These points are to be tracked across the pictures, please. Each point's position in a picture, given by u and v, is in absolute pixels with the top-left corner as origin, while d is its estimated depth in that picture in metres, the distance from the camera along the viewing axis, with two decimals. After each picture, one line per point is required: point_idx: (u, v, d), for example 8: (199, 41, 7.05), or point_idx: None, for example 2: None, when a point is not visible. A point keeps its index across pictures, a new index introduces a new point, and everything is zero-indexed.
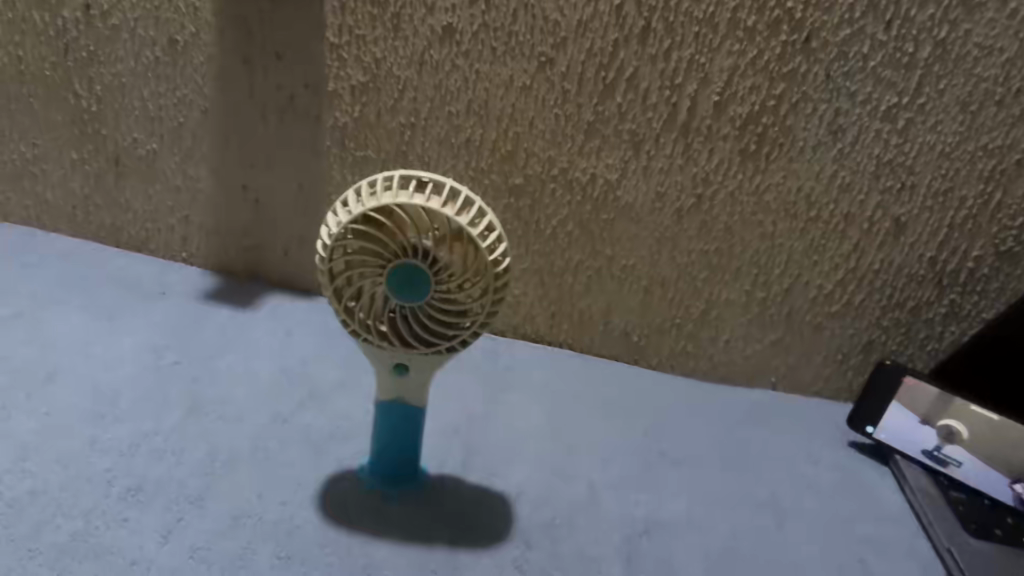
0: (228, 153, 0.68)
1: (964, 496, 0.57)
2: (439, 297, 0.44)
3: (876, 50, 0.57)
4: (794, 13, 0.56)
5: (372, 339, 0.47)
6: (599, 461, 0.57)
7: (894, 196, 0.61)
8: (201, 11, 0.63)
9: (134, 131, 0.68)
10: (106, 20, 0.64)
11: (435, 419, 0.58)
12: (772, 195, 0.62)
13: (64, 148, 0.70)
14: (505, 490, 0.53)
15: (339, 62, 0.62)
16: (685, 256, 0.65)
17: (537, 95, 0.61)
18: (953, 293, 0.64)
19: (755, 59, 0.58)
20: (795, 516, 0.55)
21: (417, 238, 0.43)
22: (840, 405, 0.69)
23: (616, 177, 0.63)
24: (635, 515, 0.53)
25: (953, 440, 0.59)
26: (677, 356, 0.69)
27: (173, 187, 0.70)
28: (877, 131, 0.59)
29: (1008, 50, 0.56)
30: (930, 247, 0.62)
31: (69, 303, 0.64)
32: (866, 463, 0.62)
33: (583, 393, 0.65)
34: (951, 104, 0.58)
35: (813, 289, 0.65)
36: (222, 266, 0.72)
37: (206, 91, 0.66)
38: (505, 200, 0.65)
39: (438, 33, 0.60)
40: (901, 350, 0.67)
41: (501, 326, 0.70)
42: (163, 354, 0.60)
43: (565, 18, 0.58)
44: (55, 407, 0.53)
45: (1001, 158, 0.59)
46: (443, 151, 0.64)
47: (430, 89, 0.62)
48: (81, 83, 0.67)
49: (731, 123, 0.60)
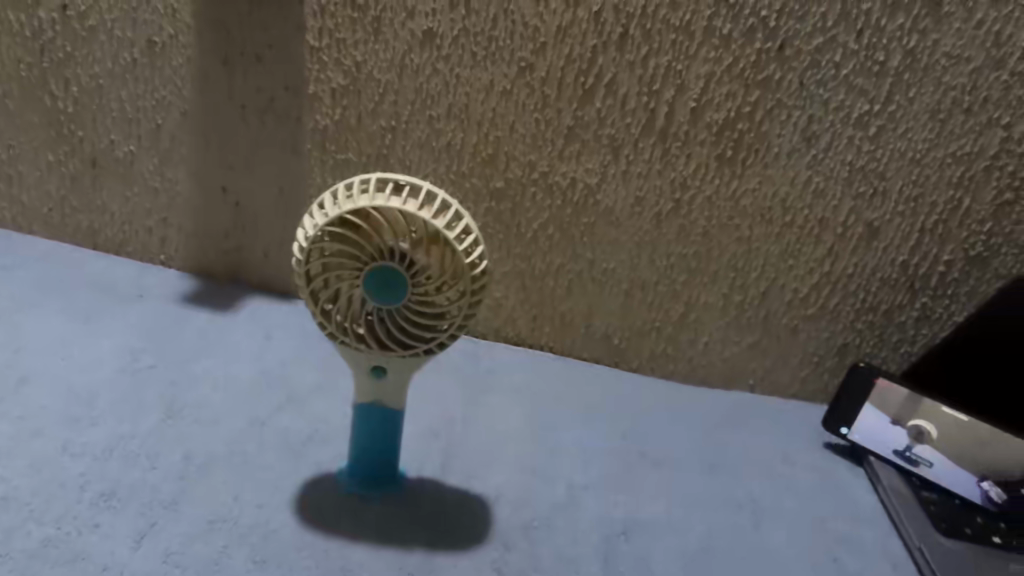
0: (207, 155, 0.67)
1: (936, 496, 0.58)
2: (417, 299, 0.45)
3: (848, 58, 0.58)
4: (768, 22, 0.57)
5: (349, 341, 0.47)
6: (578, 462, 0.58)
7: (866, 201, 0.62)
8: (180, 12, 0.63)
9: (112, 132, 0.68)
10: (83, 21, 0.64)
11: (415, 421, 0.59)
12: (748, 200, 0.63)
13: (40, 150, 0.69)
14: (483, 492, 0.53)
15: (319, 65, 0.62)
16: (664, 260, 0.66)
17: (517, 100, 0.61)
18: (925, 297, 0.65)
19: (730, 67, 0.58)
20: (772, 517, 0.56)
21: (394, 241, 0.44)
22: (817, 407, 0.70)
23: (595, 181, 0.63)
24: (614, 515, 0.53)
25: (923, 440, 0.60)
26: (656, 359, 0.70)
27: (152, 189, 0.69)
28: (850, 137, 0.60)
29: (975, 60, 0.57)
30: (902, 252, 0.64)
31: (45, 306, 0.64)
32: (841, 464, 0.63)
33: (564, 395, 0.65)
34: (921, 112, 0.59)
35: (789, 292, 0.66)
36: (201, 268, 0.72)
37: (185, 93, 0.65)
38: (486, 204, 0.65)
39: (419, 37, 0.60)
40: (874, 353, 0.68)
41: (482, 330, 0.71)
42: (140, 357, 0.60)
43: (544, 24, 0.59)
44: (28, 411, 0.52)
45: (970, 164, 0.60)
46: (424, 155, 0.64)
47: (410, 92, 0.62)
48: (58, 84, 0.67)
49: (707, 130, 0.61)
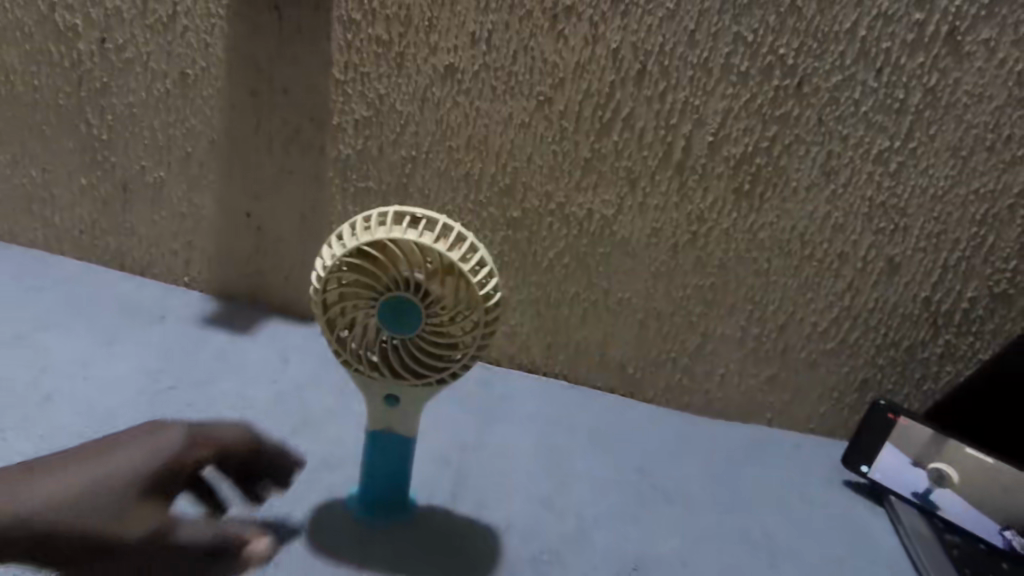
0: (233, 182, 0.69)
1: (959, 540, 0.58)
2: (431, 329, 0.45)
3: (867, 95, 0.58)
4: (786, 60, 0.57)
5: (362, 369, 0.48)
6: (589, 494, 0.58)
7: (887, 237, 0.61)
8: (212, 47, 0.65)
9: (143, 159, 0.70)
10: (120, 54, 0.66)
11: (427, 448, 0.59)
12: (766, 234, 0.62)
13: (74, 174, 0.71)
14: (494, 523, 0.53)
15: (343, 97, 0.64)
16: (681, 291, 0.65)
17: (536, 132, 0.62)
18: (948, 333, 0.64)
19: (748, 103, 0.59)
20: (787, 556, 0.55)
21: (409, 271, 0.44)
22: (835, 442, 0.69)
23: (612, 213, 0.64)
24: (624, 550, 0.53)
25: (943, 484, 0.58)
26: (672, 390, 0.69)
27: (179, 214, 0.71)
28: (870, 173, 0.60)
29: (997, 98, 0.57)
30: (924, 288, 0.63)
31: (72, 327, 0.65)
32: (860, 502, 0.62)
33: (577, 424, 0.65)
34: (943, 149, 0.59)
35: (808, 326, 0.65)
36: (224, 291, 0.73)
37: (214, 123, 0.67)
38: (503, 232, 0.66)
39: (440, 72, 0.62)
40: (896, 390, 0.67)
41: (497, 357, 0.71)
42: (161, 379, 0.61)
43: (563, 60, 0.60)
44: (51, 429, 0.54)
45: (993, 202, 0.60)
46: (443, 184, 0.65)
47: (431, 124, 0.63)
48: (93, 112, 0.69)
49: (725, 163, 0.61)
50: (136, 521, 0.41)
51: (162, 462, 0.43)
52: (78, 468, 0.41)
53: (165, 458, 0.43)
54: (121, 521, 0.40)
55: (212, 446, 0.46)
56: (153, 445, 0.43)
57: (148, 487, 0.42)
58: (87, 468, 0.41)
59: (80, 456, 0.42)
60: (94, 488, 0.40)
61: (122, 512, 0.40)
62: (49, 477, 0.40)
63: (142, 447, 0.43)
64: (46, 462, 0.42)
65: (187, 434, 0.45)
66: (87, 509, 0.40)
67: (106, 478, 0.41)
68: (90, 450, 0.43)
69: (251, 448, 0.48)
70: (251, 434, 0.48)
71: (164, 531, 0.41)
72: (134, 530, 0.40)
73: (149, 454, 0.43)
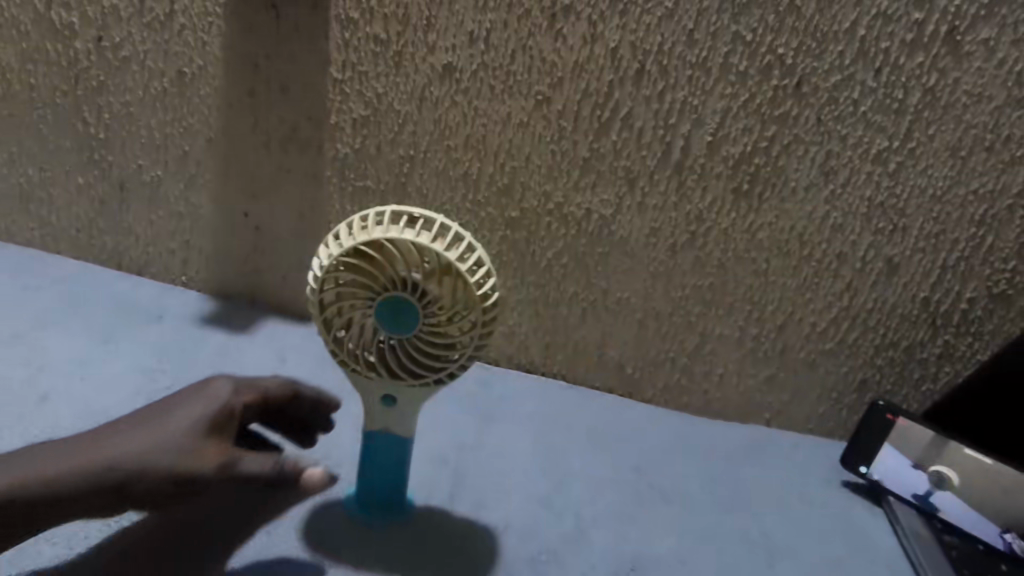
0: (231, 181, 0.69)
1: (958, 541, 0.57)
2: (429, 329, 0.45)
3: (866, 95, 0.57)
4: (785, 59, 0.57)
5: (359, 369, 0.47)
6: (587, 494, 0.57)
7: (886, 237, 0.61)
8: (210, 45, 0.64)
9: (140, 158, 0.69)
10: (117, 52, 0.66)
11: (424, 448, 0.59)
12: (765, 234, 0.62)
13: (71, 173, 0.71)
14: (491, 524, 0.53)
15: (341, 96, 0.64)
16: (679, 291, 0.65)
17: (534, 132, 0.62)
18: (947, 334, 0.64)
19: (747, 102, 0.59)
20: (785, 556, 0.55)
21: (407, 271, 0.44)
22: (834, 443, 0.68)
23: (610, 212, 0.63)
24: (622, 550, 0.53)
25: (943, 486, 0.58)
26: (670, 390, 0.69)
27: (176, 213, 0.71)
28: (868, 174, 0.60)
29: (997, 98, 0.57)
30: (923, 288, 0.63)
31: (68, 326, 0.65)
32: (859, 503, 0.62)
33: (575, 424, 0.65)
34: (941, 149, 0.58)
35: (807, 326, 0.65)
36: (221, 291, 0.73)
37: (212, 122, 0.67)
38: (501, 232, 0.66)
39: (438, 71, 0.61)
40: (895, 391, 0.67)
41: (495, 357, 0.71)
42: (157, 378, 0.61)
43: (562, 60, 0.59)
44: (46, 429, 0.54)
45: (992, 202, 0.59)
46: (441, 184, 0.65)
47: (429, 123, 0.63)
48: (90, 111, 0.69)
49: (724, 163, 0.60)
50: (200, 457, 0.43)
51: (216, 410, 0.45)
52: (150, 422, 0.45)
53: (218, 407, 0.46)
54: (190, 458, 0.43)
55: (255, 394, 0.49)
56: (205, 399, 0.46)
57: (207, 432, 0.45)
58: (149, 429, 0.44)
59: (151, 412, 0.46)
60: (161, 437, 0.43)
61: (190, 449, 0.43)
62: (121, 435, 0.44)
63: (198, 403, 0.46)
64: (115, 425, 0.45)
65: (233, 387, 0.48)
66: (159, 454, 0.43)
67: (169, 428, 0.44)
68: (151, 412, 0.46)
69: (291, 394, 0.51)
70: (287, 383, 0.51)
71: (228, 464, 0.44)
72: (200, 465, 0.43)
73: (205, 405, 0.46)
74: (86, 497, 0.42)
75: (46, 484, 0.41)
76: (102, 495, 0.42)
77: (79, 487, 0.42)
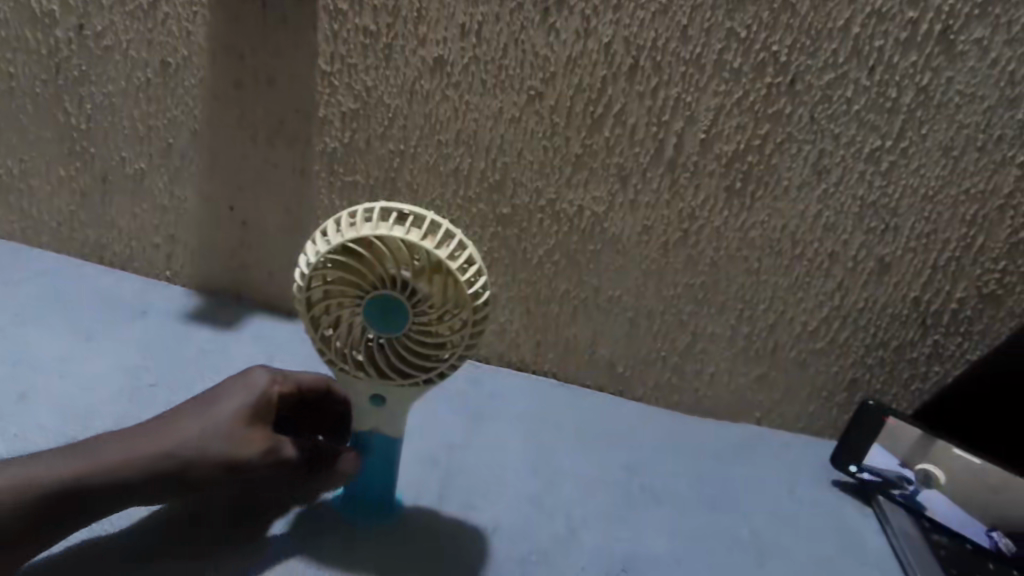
0: (216, 174, 0.68)
1: (946, 539, 0.58)
2: (419, 328, 0.44)
3: (860, 94, 0.57)
4: (779, 56, 0.56)
5: (347, 368, 0.47)
6: (578, 493, 0.57)
7: (877, 236, 0.61)
8: (195, 35, 0.63)
9: (123, 150, 0.68)
10: (99, 41, 0.64)
11: (414, 448, 0.58)
12: (757, 232, 0.62)
13: (52, 165, 0.70)
14: (481, 524, 0.52)
15: (330, 88, 0.63)
16: (671, 290, 0.65)
17: (526, 127, 0.61)
18: (937, 334, 0.64)
19: (740, 100, 0.58)
20: (776, 556, 0.55)
21: (396, 269, 0.43)
22: (825, 442, 0.68)
23: (603, 210, 0.63)
24: (613, 549, 0.53)
25: (930, 484, 0.58)
26: (661, 389, 0.69)
27: (160, 207, 0.70)
28: (861, 173, 0.59)
29: (990, 98, 0.56)
30: (914, 288, 0.63)
31: (49, 321, 0.64)
32: (848, 501, 0.62)
33: (566, 423, 0.65)
34: (933, 149, 0.58)
35: (798, 325, 0.65)
36: (207, 285, 0.72)
37: (197, 113, 0.66)
38: (492, 228, 0.65)
39: (429, 64, 0.60)
40: (885, 390, 0.67)
41: (486, 354, 0.70)
42: (140, 375, 0.60)
43: (554, 54, 0.59)
44: (26, 428, 0.53)
45: (984, 202, 0.59)
46: (431, 179, 0.64)
47: (419, 117, 0.62)
48: (72, 102, 0.67)
49: (716, 161, 0.60)
50: (247, 445, 0.44)
51: (257, 401, 0.46)
52: (194, 412, 0.45)
53: (258, 397, 0.46)
54: (235, 447, 0.44)
55: (292, 386, 0.48)
56: (245, 390, 0.46)
57: (249, 421, 0.45)
58: (194, 419, 0.44)
59: (194, 403, 0.46)
60: (208, 427, 0.44)
61: (233, 436, 0.44)
62: (174, 426, 0.44)
63: (239, 394, 0.46)
64: (165, 415, 0.46)
65: (270, 378, 0.47)
66: (207, 444, 0.44)
67: (213, 418, 0.44)
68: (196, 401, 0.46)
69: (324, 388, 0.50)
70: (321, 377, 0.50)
71: (273, 448, 0.45)
72: (250, 452, 0.44)
73: (246, 396, 0.46)
74: (140, 487, 0.43)
75: (100, 475, 0.42)
76: (154, 488, 0.43)
77: (133, 476, 0.43)
